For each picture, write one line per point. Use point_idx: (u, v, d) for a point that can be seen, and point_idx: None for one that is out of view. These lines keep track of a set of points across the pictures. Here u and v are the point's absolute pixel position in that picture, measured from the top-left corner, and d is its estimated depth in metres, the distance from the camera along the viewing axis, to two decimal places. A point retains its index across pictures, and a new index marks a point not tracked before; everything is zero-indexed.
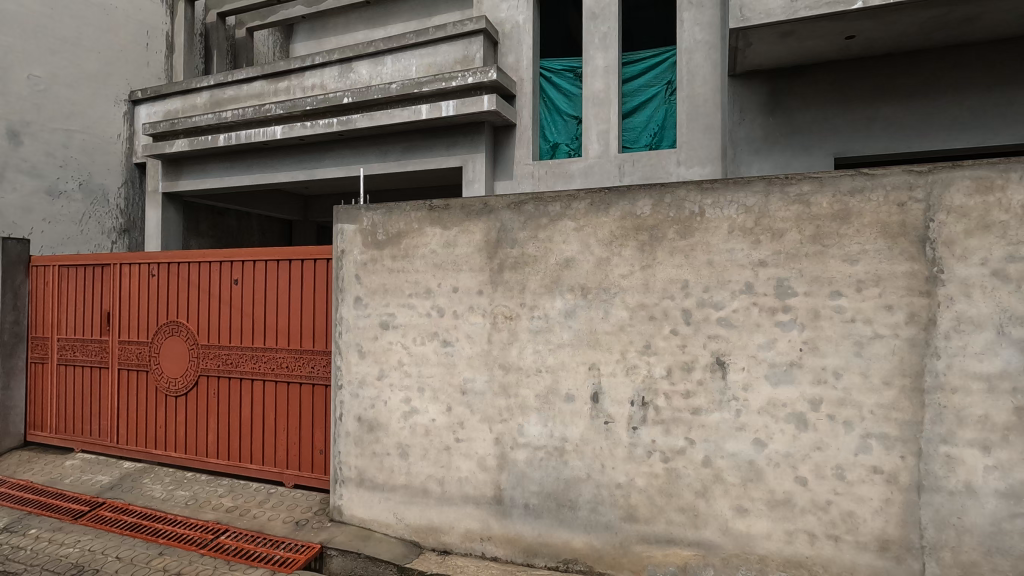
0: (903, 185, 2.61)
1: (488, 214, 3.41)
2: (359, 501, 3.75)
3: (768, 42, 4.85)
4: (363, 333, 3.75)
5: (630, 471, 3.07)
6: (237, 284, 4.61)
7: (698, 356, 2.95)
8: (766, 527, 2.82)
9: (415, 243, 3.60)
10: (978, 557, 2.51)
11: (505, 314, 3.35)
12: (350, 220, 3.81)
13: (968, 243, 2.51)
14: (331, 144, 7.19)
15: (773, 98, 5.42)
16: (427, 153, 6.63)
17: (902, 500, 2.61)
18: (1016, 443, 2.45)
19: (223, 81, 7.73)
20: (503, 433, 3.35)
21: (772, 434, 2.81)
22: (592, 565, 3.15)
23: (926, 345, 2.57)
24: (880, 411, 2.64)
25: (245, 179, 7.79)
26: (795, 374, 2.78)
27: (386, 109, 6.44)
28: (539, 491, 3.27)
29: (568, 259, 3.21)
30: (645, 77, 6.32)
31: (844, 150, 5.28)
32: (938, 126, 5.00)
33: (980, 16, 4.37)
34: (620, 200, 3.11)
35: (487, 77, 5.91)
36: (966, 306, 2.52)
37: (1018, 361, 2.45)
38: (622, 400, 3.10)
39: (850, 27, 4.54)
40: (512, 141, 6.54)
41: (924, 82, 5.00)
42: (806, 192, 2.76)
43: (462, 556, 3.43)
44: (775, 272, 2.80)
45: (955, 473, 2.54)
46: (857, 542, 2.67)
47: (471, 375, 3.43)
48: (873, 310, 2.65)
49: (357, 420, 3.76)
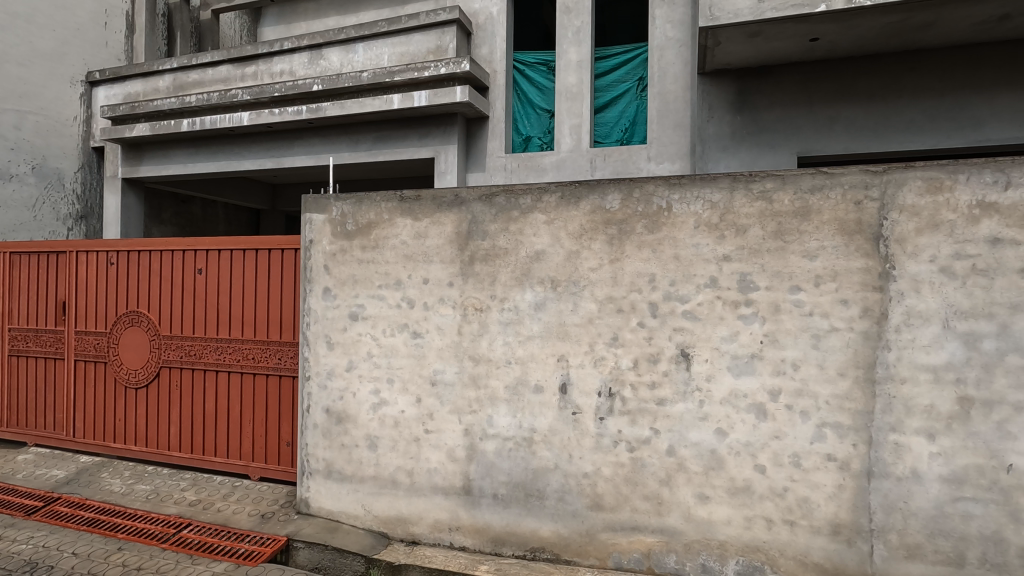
0: (860, 184, 2.71)
1: (459, 205, 3.41)
2: (326, 494, 3.72)
3: (736, 42, 4.95)
4: (331, 324, 3.71)
5: (596, 461, 3.13)
6: (201, 274, 4.50)
7: (663, 348, 3.02)
8: (726, 514, 2.91)
9: (385, 234, 3.57)
10: (922, 539, 2.65)
11: (475, 306, 3.36)
12: (318, 210, 3.74)
13: (919, 241, 2.63)
14: (300, 132, 7.04)
15: (741, 97, 5.55)
16: (399, 144, 6.56)
17: (854, 486, 2.73)
18: (959, 431, 2.59)
19: (187, 64, 7.47)
20: (472, 424, 3.37)
21: (732, 424, 2.90)
22: (558, 554, 3.20)
23: (878, 339, 2.69)
24: (834, 401, 2.75)
25: (210, 166, 7.57)
26: (755, 366, 2.87)
27: (357, 98, 6.33)
28: (507, 481, 3.30)
29: (538, 252, 3.24)
30: (618, 73, 6.37)
31: (807, 149, 5.44)
32: (895, 128, 5.19)
33: (935, 23, 4.55)
34: (590, 194, 3.14)
35: (460, 68, 5.88)
36: (916, 301, 2.64)
37: (962, 354, 2.58)
38: (589, 391, 3.15)
39: (815, 29, 4.66)
40: (484, 134, 6.53)
41: (882, 86, 5.18)
42: (768, 190, 2.84)
43: (431, 546, 3.46)
44: (739, 266, 2.89)
45: (903, 460, 2.67)
46: (811, 526, 2.79)
47: (440, 366, 3.43)
48: (830, 304, 2.75)
49: (325, 411, 3.72)
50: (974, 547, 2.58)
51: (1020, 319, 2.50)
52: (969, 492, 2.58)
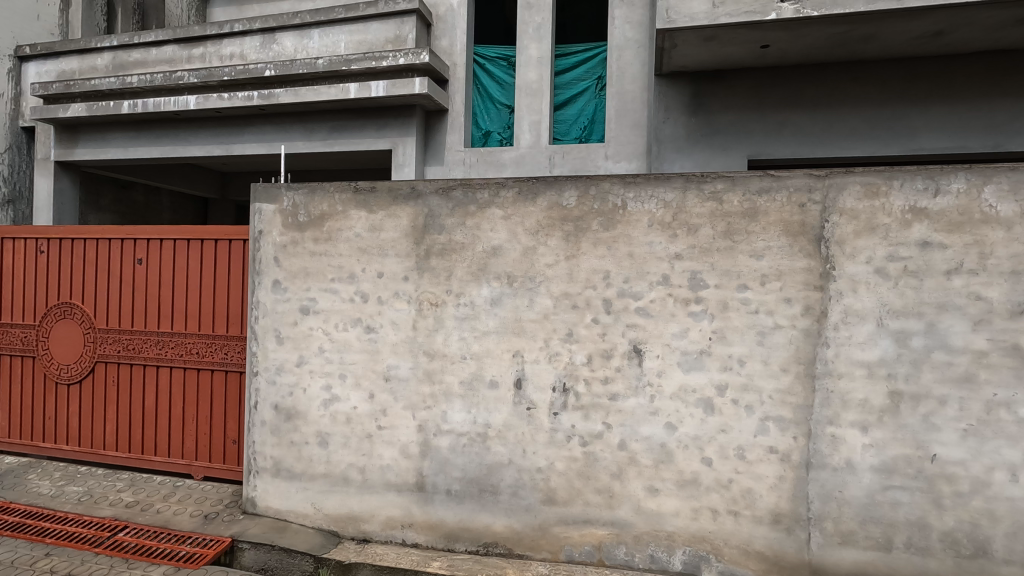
0: (804, 187, 2.82)
1: (416, 198, 3.36)
2: (274, 492, 3.62)
3: (692, 45, 5.06)
4: (281, 318, 3.59)
5: (550, 455, 3.16)
6: (141, 264, 4.28)
7: (617, 344, 3.07)
8: (675, 506, 2.99)
9: (339, 226, 3.48)
10: (855, 525, 2.79)
11: (430, 300, 3.33)
12: (269, 200, 3.61)
13: (857, 243, 2.76)
14: (251, 118, 6.78)
15: (695, 100, 5.68)
16: (355, 134, 6.41)
17: (794, 477, 2.85)
18: (890, 423, 2.74)
19: (128, 43, 7.07)
20: (426, 420, 3.34)
21: (682, 418, 2.98)
22: (511, 548, 3.22)
23: (818, 335, 2.81)
24: (777, 395, 2.86)
25: (153, 151, 7.19)
26: (704, 362, 2.95)
27: (312, 85, 6.14)
28: (462, 477, 3.29)
29: (495, 247, 3.23)
30: (578, 71, 6.41)
31: (757, 152, 5.62)
32: (838, 135, 5.42)
33: (876, 36, 4.78)
34: (547, 190, 3.16)
35: (419, 59, 5.78)
36: (853, 300, 2.77)
37: (894, 350, 2.73)
38: (544, 386, 3.17)
39: (766, 36, 4.82)
40: (443, 127, 6.45)
41: (827, 93, 5.42)
42: (719, 191, 2.92)
43: (383, 544, 3.41)
44: (690, 264, 2.96)
45: (838, 451, 2.80)
46: (754, 516, 2.90)
47: (395, 362, 3.38)
48: (775, 302, 2.86)
49: (273, 408, 3.61)
50: (901, 533, 2.73)
51: (945, 317, 2.66)
52: (898, 481, 2.73)
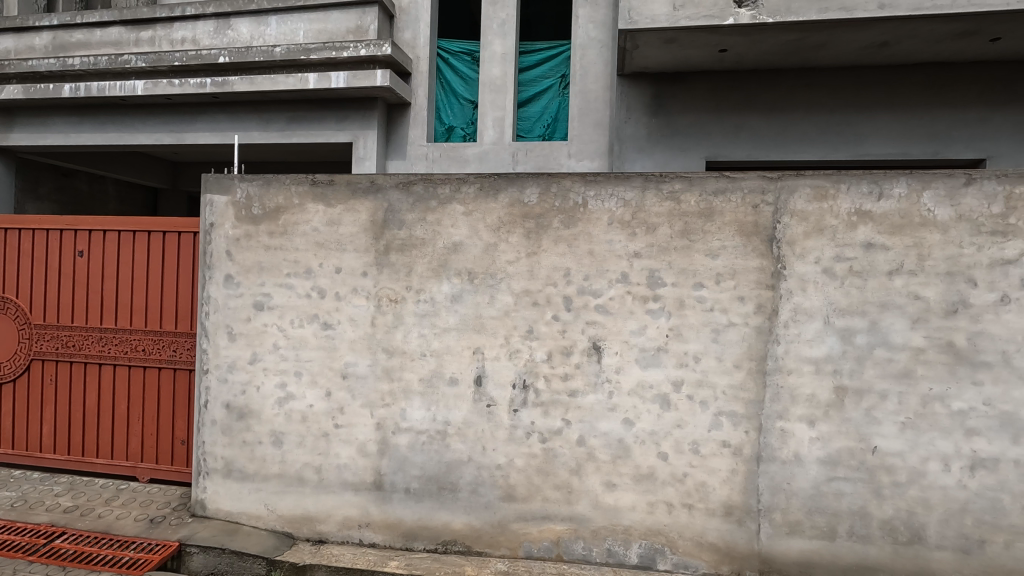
0: (758, 189, 2.90)
1: (375, 193, 3.29)
2: (225, 494, 3.50)
3: (653, 47, 5.14)
4: (233, 314, 3.47)
5: (510, 452, 3.16)
6: (82, 256, 4.06)
7: (576, 341, 3.09)
8: (632, 500, 3.04)
9: (295, 219, 3.38)
10: (802, 516, 2.89)
11: (390, 297, 3.28)
12: (221, 191, 3.48)
13: (806, 243, 2.86)
14: (204, 106, 6.52)
15: (656, 101, 5.78)
16: (315, 126, 6.25)
17: (745, 470, 2.94)
18: (835, 417, 2.85)
19: (70, 23, 6.69)
20: (385, 418, 3.29)
21: (639, 414, 3.03)
22: (470, 545, 3.21)
23: (770, 333, 2.90)
24: (730, 391, 2.94)
25: (96, 138, 6.82)
26: (661, 358, 3.00)
27: (269, 74, 5.95)
28: (421, 475, 3.26)
29: (456, 243, 3.20)
30: (541, 69, 6.42)
31: (715, 154, 5.74)
32: (791, 139, 5.60)
33: (827, 44, 4.97)
34: (509, 187, 3.15)
35: (381, 51, 5.65)
36: (802, 299, 2.87)
37: (840, 347, 2.84)
38: (504, 383, 3.16)
39: (724, 40, 4.94)
40: (405, 121, 6.36)
41: (781, 98, 5.59)
42: (677, 190, 2.97)
43: (339, 544, 3.35)
44: (649, 263, 3.00)
45: (787, 444, 2.90)
46: (707, 509, 2.97)
47: (353, 359, 3.32)
48: (729, 300, 2.93)
49: (225, 407, 3.48)
50: (844, 522, 2.85)
51: (886, 316, 2.79)
52: (842, 472, 2.85)
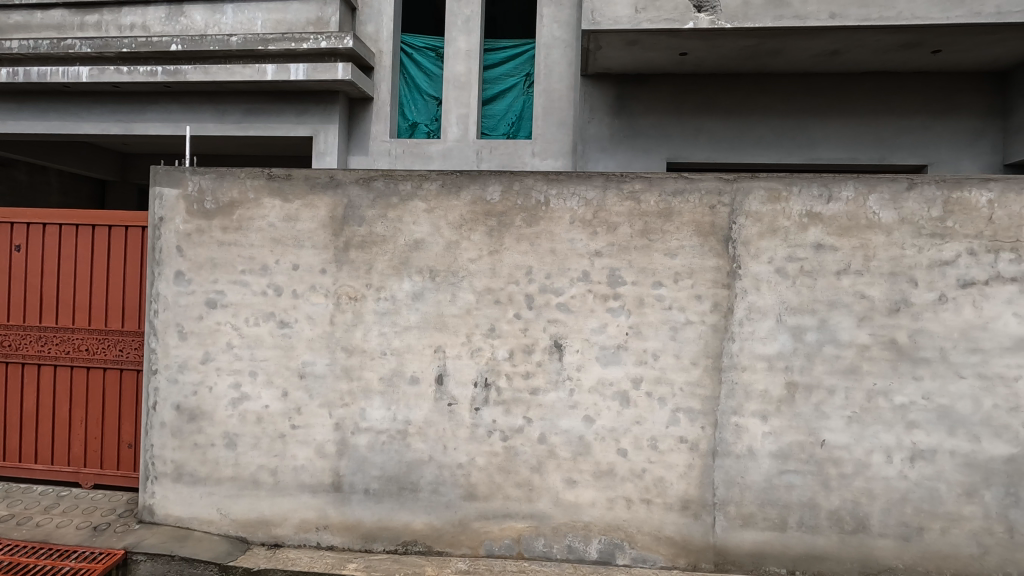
0: (715, 190, 2.96)
1: (335, 188, 3.22)
2: (175, 499, 3.37)
3: (616, 48, 5.19)
4: (184, 312, 3.33)
5: (471, 451, 3.15)
6: (19, 251, 3.83)
7: (538, 339, 3.10)
8: (592, 496, 3.07)
9: (250, 214, 3.28)
10: (755, 508, 2.98)
11: (349, 294, 3.21)
12: (171, 184, 3.33)
13: (761, 244, 2.94)
14: (155, 95, 6.26)
15: (619, 102, 5.86)
16: (273, 119, 6.08)
17: (701, 465, 3.01)
18: (786, 412, 2.95)
19: (8, 4, 6.31)
20: (344, 418, 3.23)
21: (599, 411, 3.06)
22: (431, 545, 3.18)
23: (725, 330, 2.97)
24: (687, 387, 3.01)
25: (37, 126, 6.46)
26: (621, 356, 3.04)
27: (224, 64, 5.75)
28: (380, 476, 3.21)
29: (417, 241, 3.17)
30: (506, 67, 6.42)
31: (676, 155, 5.85)
32: (748, 142, 5.75)
33: (782, 51, 5.13)
34: (471, 184, 3.13)
35: (342, 44, 5.53)
36: (756, 298, 2.95)
37: (791, 344, 2.94)
38: (466, 382, 3.15)
39: (684, 44, 5.04)
40: (368, 116, 6.25)
41: (739, 102, 5.74)
42: (637, 190, 3.01)
43: (296, 548, 3.27)
44: (609, 262, 3.04)
45: (741, 439, 2.98)
46: (665, 503, 3.03)
47: (311, 358, 3.24)
48: (687, 299, 2.99)
49: (175, 408, 3.35)
50: (794, 513, 2.95)
51: (835, 314, 2.90)
52: (793, 465, 2.95)
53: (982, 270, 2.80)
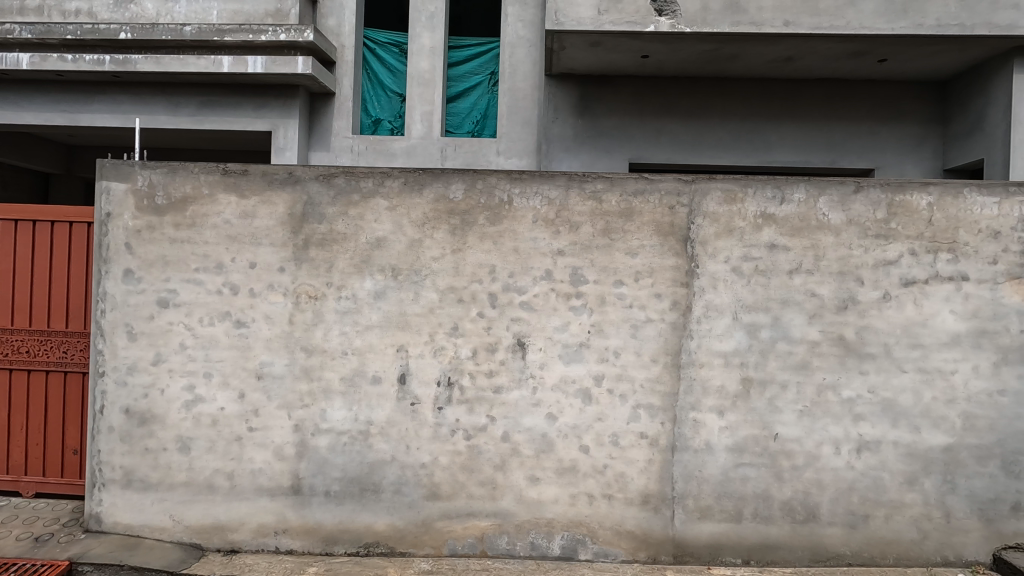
0: (674, 191, 3.03)
1: (294, 184, 3.15)
2: (124, 506, 3.24)
3: (579, 49, 5.23)
4: (134, 312, 3.20)
5: (434, 451, 3.13)
6: None
7: (501, 338, 3.10)
8: (554, 493, 3.10)
9: (204, 210, 3.17)
10: (712, 501, 3.06)
11: (309, 293, 3.15)
12: (119, 178, 3.19)
13: (718, 243, 3.02)
14: (104, 85, 5.98)
15: (582, 102, 5.92)
16: (229, 113, 5.90)
17: (661, 460, 3.07)
18: (742, 407, 3.04)
19: None
20: (304, 419, 3.16)
21: (562, 408, 3.09)
22: (393, 546, 3.15)
23: (684, 328, 3.04)
24: (648, 384, 3.06)
25: None
26: (583, 354, 3.08)
27: (177, 55, 5.54)
28: (341, 477, 3.16)
29: (379, 238, 3.13)
30: (471, 65, 6.39)
31: (638, 156, 5.95)
32: (707, 144, 5.90)
33: (739, 56, 5.27)
34: (433, 182, 3.11)
35: (303, 37, 5.38)
36: (713, 296, 3.03)
37: (746, 341, 3.03)
38: (429, 381, 3.13)
39: (646, 47, 5.13)
40: (329, 111, 6.13)
41: (698, 105, 5.88)
42: (598, 190, 3.05)
43: (253, 553, 3.18)
44: (572, 261, 3.07)
45: (699, 434, 3.06)
46: (626, 498, 3.08)
47: (268, 358, 3.17)
48: (647, 297, 3.05)
49: (124, 412, 3.22)
50: (749, 505, 3.05)
51: (787, 312, 3.00)
52: (748, 458, 3.04)
53: (922, 270, 2.96)
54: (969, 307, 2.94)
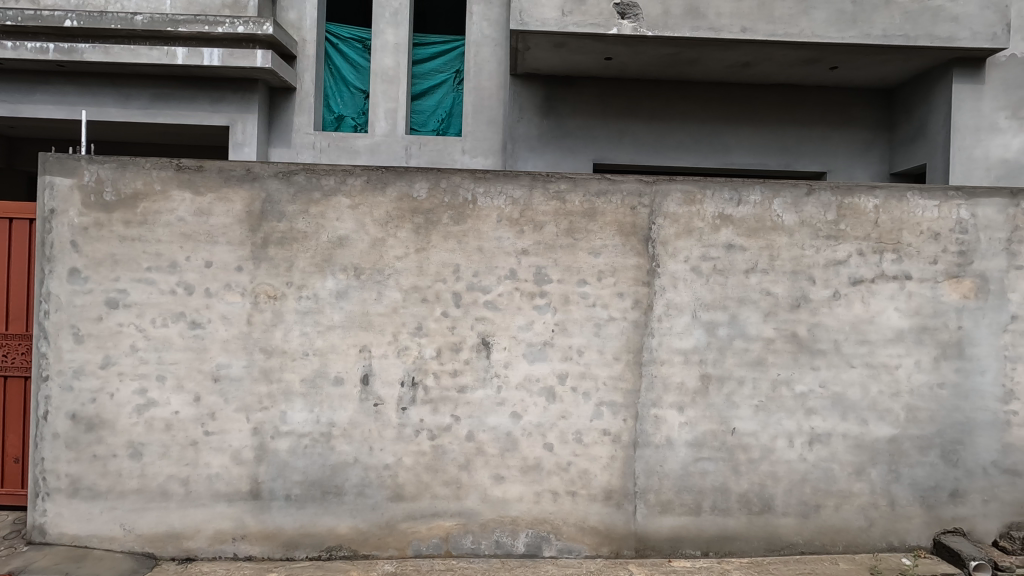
0: (636, 192, 3.08)
1: (252, 181, 3.07)
2: (71, 516, 3.09)
3: (544, 49, 5.26)
4: (80, 313, 3.06)
5: (398, 451, 3.10)
6: None
7: (465, 337, 3.10)
8: (519, 491, 3.12)
9: (156, 207, 3.06)
10: (672, 495, 3.13)
11: (268, 293, 3.08)
12: (64, 173, 3.05)
13: (678, 243, 3.09)
14: (48, 75, 5.69)
15: (547, 102, 5.95)
16: (184, 106, 5.70)
17: (623, 456, 3.12)
18: (701, 403, 3.12)
19: None
20: (263, 422, 3.09)
21: (526, 407, 3.11)
22: (356, 549, 3.11)
23: (645, 326, 3.10)
24: (610, 381, 3.11)
25: None
26: (547, 353, 3.10)
27: (128, 45, 5.32)
28: (303, 480, 3.10)
29: (341, 237, 3.08)
30: (436, 63, 6.35)
31: (602, 156, 6.02)
32: (669, 146, 6.02)
33: (699, 60, 5.40)
34: (397, 180, 3.08)
35: (262, 30, 5.26)
36: (673, 295, 3.10)
37: (705, 339, 3.11)
38: (392, 381, 3.10)
39: (609, 49, 5.21)
40: (290, 107, 5.99)
41: (660, 107, 5.99)
42: (562, 190, 3.08)
43: (210, 561, 3.09)
44: (536, 260, 3.09)
45: (660, 430, 3.12)
46: (589, 495, 3.13)
47: (225, 360, 3.08)
48: (609, 296, 3.09)
49: (70, 418, 3.08)
50: (708, 498, 3.13)
51: (744, 310, 3.10)
52: (706, 453, 3.12)
53: (869, 269, 3.09)
54: (912, 305, 3.10)
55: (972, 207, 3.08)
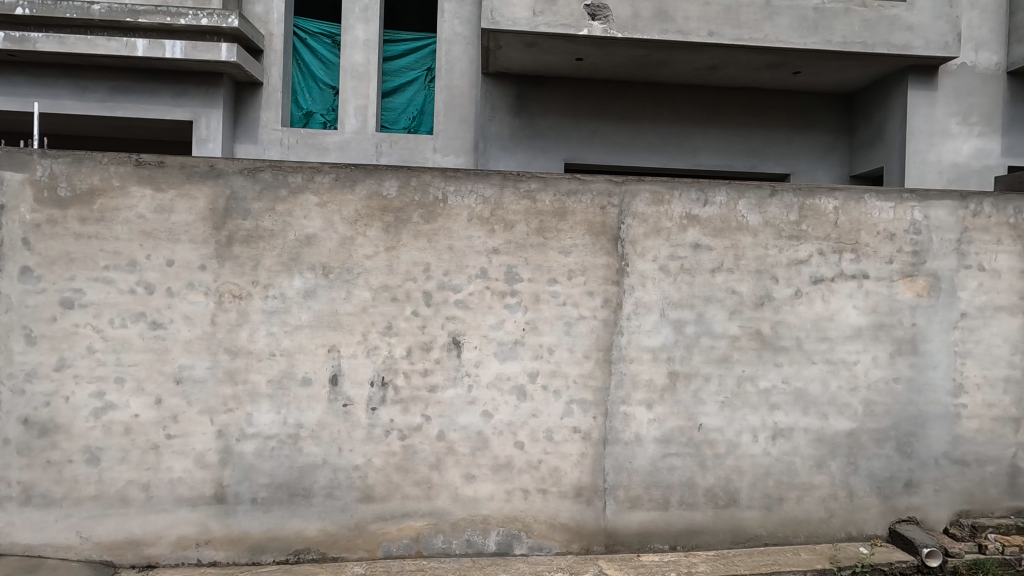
0: (605, 192, 3.12)
1: (216, 178, 2.99)
2: (23, 525, 2.96)
3: (515, 49, 5.27)
4: (32, 313, 2.94)
5: (367, 452, 3.07)
6: None
7: (436, 336, 3.09)
8: (490, 490, 3.12)
9: (114, 204, 2.96)
10: (641, 491, 3.18)
11: (233, 292, 3.01)
12: (15, 167, 2.92)
13: (646, 243, 3.14)
14: None
15: (519, 101, 5.96)
16: (145, 100, 5.53)
17: (593, 453, 3.16)
18: (669, 399, 3.17)
19: None
20: (227, 424, 3.02)
21: (497, 406, 3.11)
22: (325, 552, 3.07)
23: (614, 324, 3.14)
24: (580, 379, 3.14)
25: None
26: (518, 351, 3.11)
27: (85, 35, 5.13)
28: (270, 483, 3.05)
29: (309, 235, 3.03)
30: (407, 60, 6.32)
31: (573, 156, 6.06)
32: (638, 147, 6.10)
33: (668, 63, 5.49)
34: (366, 178, 3.04)
35: (226, 23, 5.12)
36: (642, 293, 3.14)
37: (673, 336, 3.16)
38: (362, 381, 3.07)
39: (579, 50, 5.25)
40: (257, 102, 5.86)
41: (630, 108, 6.07)
42: (533, 189, 3.10)
43: (173, 568, 3.01)
44: (506, 259, 3.09)
45: (629, 426, 3.16)
46: (560, 492, 3.15)
47: (188, 361, 3.00)
48: (580, 295, 3.12)
49: (21, 422, 2.95)
50: (676, 493, 3.19)
51: (710, 308, 3.16)
52: (674, 449, 3.18)
53: (829, 269, 3.19)
54: (869, 303, 3.21)
55: (925, 209, 3.21)
